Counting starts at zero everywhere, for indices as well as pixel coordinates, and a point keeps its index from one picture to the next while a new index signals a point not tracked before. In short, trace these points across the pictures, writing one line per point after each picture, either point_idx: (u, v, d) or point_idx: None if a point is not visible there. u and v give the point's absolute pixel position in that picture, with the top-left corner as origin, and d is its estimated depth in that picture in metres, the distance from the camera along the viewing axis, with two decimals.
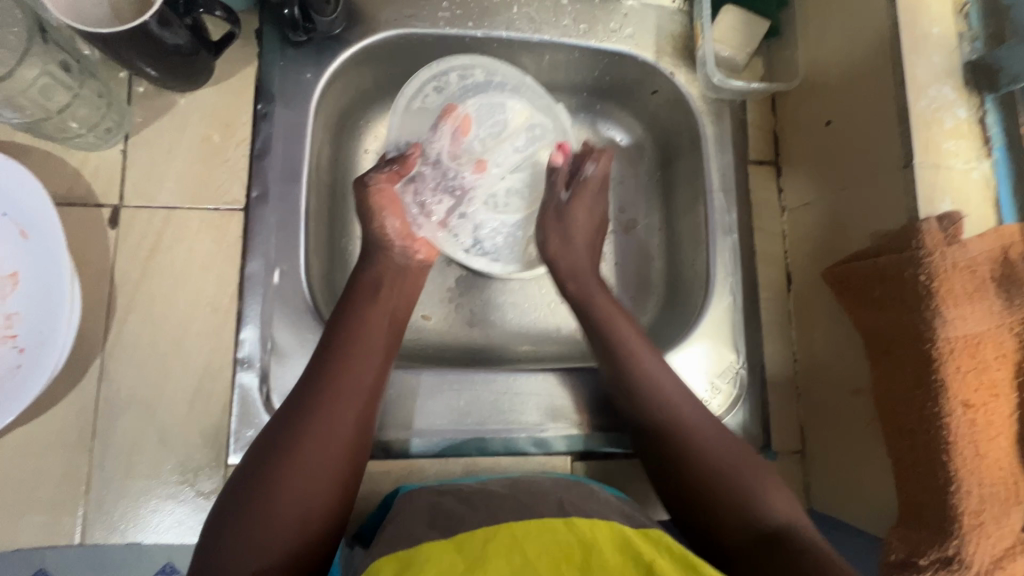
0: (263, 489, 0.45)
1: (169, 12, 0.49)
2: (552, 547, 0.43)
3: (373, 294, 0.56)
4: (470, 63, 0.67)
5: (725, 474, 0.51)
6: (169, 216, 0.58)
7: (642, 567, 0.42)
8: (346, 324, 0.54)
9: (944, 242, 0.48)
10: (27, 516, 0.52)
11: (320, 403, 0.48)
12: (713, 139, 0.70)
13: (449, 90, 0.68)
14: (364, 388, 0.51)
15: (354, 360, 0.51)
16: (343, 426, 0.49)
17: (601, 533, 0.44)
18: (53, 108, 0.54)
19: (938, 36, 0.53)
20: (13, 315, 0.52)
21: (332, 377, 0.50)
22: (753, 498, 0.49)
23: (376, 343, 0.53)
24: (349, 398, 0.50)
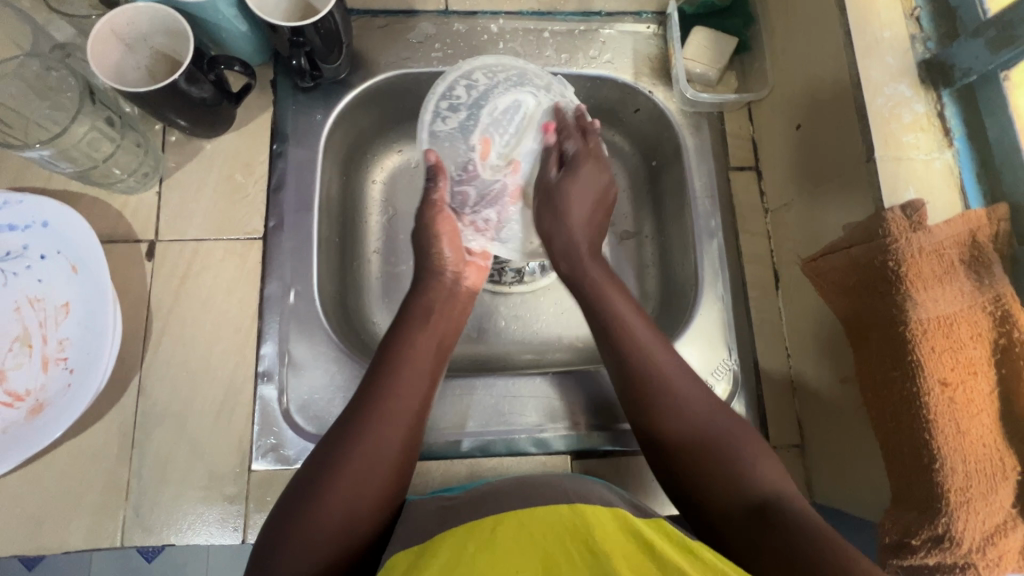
0: (310, 507, 0.47)
1: (196, 70, 0.57)
2: (557, 524, 0.44)
3: (422, 317, 0.61)
4: (469, 69, 0.63)
5: (706, 444, 0.52)
6: (198, 247, 0.65)
7: (644, 546, 0.42)
8: (395, 349, 0.57)
9: (909, 229, 0.50)
10: (75, 521, 0.57)
11: (367, 426, 0.51)
12: (694, 149, 0.74)
13: (460, 99, 0.63)
14: (409, 410, 0.53)
15: (401, 376, 0.54)
16: (391, 446, 0.51)
17: (604, 515, 0.45)
18: (99, 157, 0.62)
19: (891, 39, 0.57)
20: (65, 340, 0.59)
21: (380, 400, 0.52)
22: (742, 465, 0.50)
23: (425, 369, 0.57)
24: (398, 415, 0.52)
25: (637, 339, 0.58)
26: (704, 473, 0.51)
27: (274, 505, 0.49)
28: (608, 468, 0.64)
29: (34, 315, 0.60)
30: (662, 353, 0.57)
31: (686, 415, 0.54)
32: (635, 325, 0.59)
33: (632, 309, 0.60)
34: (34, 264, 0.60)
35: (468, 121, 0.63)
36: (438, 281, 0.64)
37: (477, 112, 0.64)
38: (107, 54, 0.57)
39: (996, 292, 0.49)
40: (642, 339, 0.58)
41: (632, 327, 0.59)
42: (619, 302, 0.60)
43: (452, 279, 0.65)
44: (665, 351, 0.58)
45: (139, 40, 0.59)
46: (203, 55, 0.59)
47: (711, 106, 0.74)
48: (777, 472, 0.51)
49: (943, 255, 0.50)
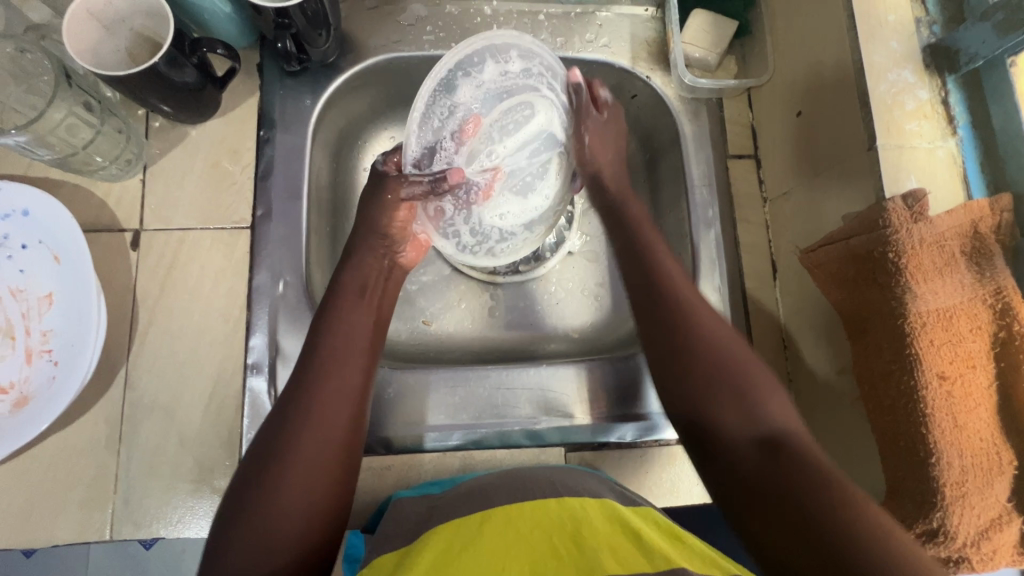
0: (260, 495, 0.45)
1: (177, 54, 0.55)
2: (545, 520, 0.43)
3: (354, 294, 0.58)
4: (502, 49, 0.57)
5: (723, 382, 0.50)
6: (184, 236, 0.63)
7: (630, 536, 0.41)
8: (327, 330, 0.54)
9: (911, 219, 0.49)
10: (62, 515, 0.56)
11: (307, 413, 0.49)
12: (692, 136, 0.72)
13: (510, 68, 0.59)
14: (349, 390, 0.51)
15: (336, 360, 0.52)
16: (337, 428, 0.49)
17: (591, 508, 0.44)
18: (78, 144, 0.60)
19: (895, 23, 0.55)
20: (48, 331, 0.58)
21: (318, 385, 0.50)
22: (753, 397, 0.49)
23: (363, 346, 0.55)
24: (338, 397, 0.50)
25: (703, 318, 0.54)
26: (722, 419, 0.49)
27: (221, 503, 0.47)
28: (602, 460, 0.64)
29: (17, 306, 0.59)
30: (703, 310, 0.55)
31: (711, 358, 0.51)
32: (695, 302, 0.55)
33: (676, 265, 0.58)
34: (15, 254, 0.59)
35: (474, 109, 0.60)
36: (373, 256, 0.61)
37: (497, 100, 0.60)
38: (85, 37, 0.55)
39: (997, 285, 0.48)
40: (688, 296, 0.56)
41: (690, 308, 0.55)
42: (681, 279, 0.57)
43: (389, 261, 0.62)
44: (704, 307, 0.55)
45: (119, 21, 0.57)
46: (185, 37, 0.56)
47: (710, 92, 0.73)
48: (787, 409, 0.49)
49: (944, 246, 0.49)
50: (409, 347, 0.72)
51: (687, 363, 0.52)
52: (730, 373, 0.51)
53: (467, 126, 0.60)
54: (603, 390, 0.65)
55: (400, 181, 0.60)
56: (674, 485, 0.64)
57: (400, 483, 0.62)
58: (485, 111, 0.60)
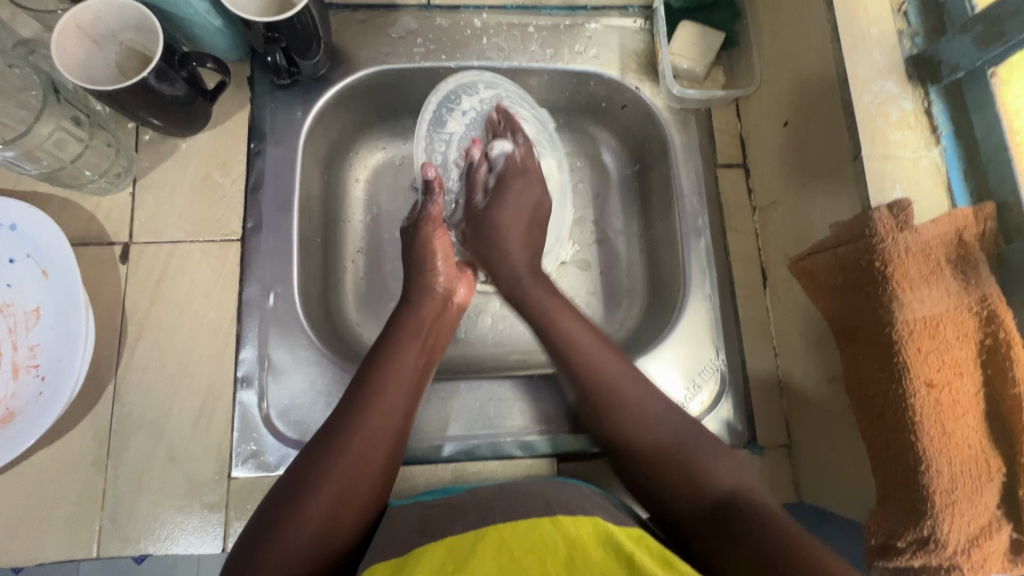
0: (288, 513, 0.46)
1: (167, 68, 0.56)
2: (538, 544, 0.42)
3: (411, 335, 0.59)
4: (473, 82, 0.70)
5: (667, 458, 0.52)
6: (174, 249, 0.63)
7: (623, 562, 0.41)
8: (379, 365, 0.55)
9: (897, 228, 0.49)
10: (49, 532, 0.56)
11: (352, 436, 0.50)
12: (681, 146, 0.73)
13: (462, 105, 0.71)
14: (392, 423, 0.52)
15: (389, 390, 0.53)
16: (371, 460, 0.50)
17: (585, 531, 0.44)
18: (67, 158, 0.60)
19: (879, 34, 0.56)
20: (36, 346, 0.57)
21: (363, 418, 0.51)
22: (695, 462, 0.51)
23: (410, 382, 0.55)
24: (377, 432, 0.51)
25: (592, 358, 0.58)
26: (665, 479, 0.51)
27: (252, 515, 0.47)
28: (595, 471, 0.64)
29: (4, 321, 0.58)
30: (624, 386, 0.56)
31: (649, 428, 0.54)
32: (607, 372, 0.57)
33: (579, 326, 0.60)
34: (3, 269, 0.59)
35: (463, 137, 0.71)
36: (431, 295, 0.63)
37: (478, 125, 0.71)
38: (75, 52, 0.55)
39: (982, 292, 0.48)
40: (613, 376, 0.57)
41: (616, 379, 0.57)
42: (590, 348, 0.58)
43: (444, 296, 0.63)
44: (638, 387, 0.56)
45: (108, 36, 0.57)
46: (175, 52, 0.57)
47: (698, 103, 0.73)
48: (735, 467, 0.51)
49: (930, 254, 0.49)
50: None
51: (624, 419, 0.55)
52: (660, 447, 0.53)
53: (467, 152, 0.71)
54: None
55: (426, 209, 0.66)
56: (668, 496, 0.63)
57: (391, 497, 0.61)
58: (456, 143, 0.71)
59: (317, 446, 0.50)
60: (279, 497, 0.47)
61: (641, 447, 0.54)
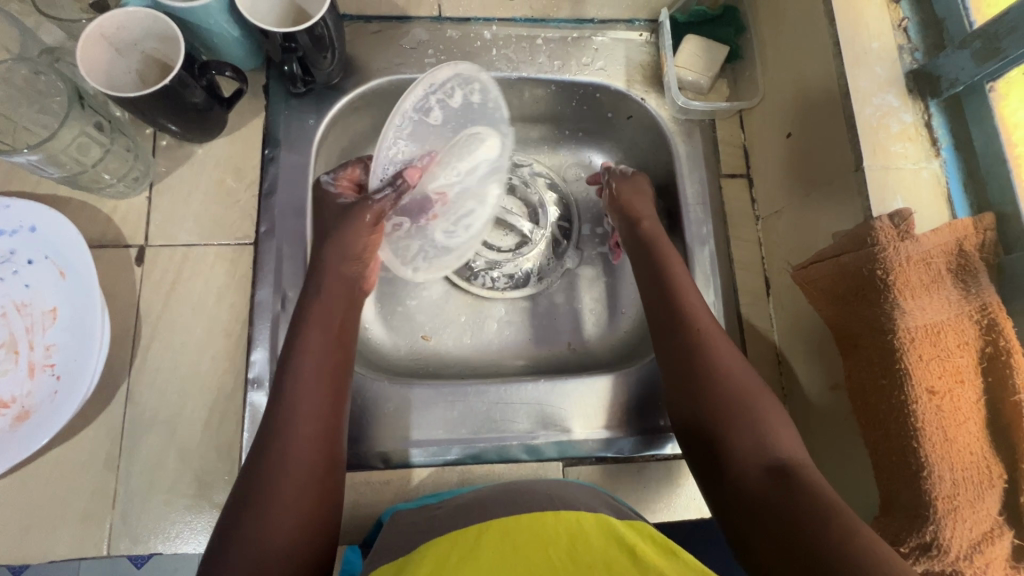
0: (249, 525, 0.45)
1: (187, 75, 0.57)
2: (540, 534, 0.43)
3: (318, 328, 0.56)
4: (472, 77, 0.61)
5: (734, 401, 0.54)
6: (188, 252, 0.64)
7: (625, 550, 0.42)
8: (292, 367, 0.53)
9: (897, 238, 0.51)
10: (62, 530, 0.56)
11: (281, 448, 0.49)
12: (686, 156, 0.74)
13: (452, 103, 0.61)
14: (319, 427, 0.51)
15: (303, 394, 0.52)
16: (312, 461, 0.50)
17: (586, 523, 0.45)
18: (88, 162, 0.61)
19: (879, 49, 0.57)
20: (52, 345, 0.58)
21: (288, 429, 0.50)
22: (765, 425, 0.53)
23: (322, 375, 0.54)
24: (307, 435, 0.50)
25: (707, 336, 0.59)
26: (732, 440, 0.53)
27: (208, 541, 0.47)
28: (601, 475, 0.64)
29: (21, 321, 0.59)
30: (720, 337, 0.59)
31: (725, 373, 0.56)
32: (715, 333, 0.59)
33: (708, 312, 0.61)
34: (21, 269, 0.60)
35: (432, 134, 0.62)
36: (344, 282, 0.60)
37: (456, 121, 0.63)
38: (97, 59, 0.57)
39: (982, 301, 0.49)
40: (705, 321, 0.60)
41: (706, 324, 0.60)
42: (702, 314, 0.60)
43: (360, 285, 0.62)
44: (729, 344, 0.59)
45: (129, 44, 0.59)
46: (195, 61, 0.59)
47: (703, 114, 0.75)
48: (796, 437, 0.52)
49: (930, 264, 0.50)
50: (408, 364, 0.73)
51: (700, 373, 0.56)
52: (726, 382, 0.56)
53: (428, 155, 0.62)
54: (620, 404, 0.66)
55: (367, 205, 0.59)
56: (673, 499, 0.64)
57: (398, 498, 0.62)
58: (424, 144, 0.61)
59: (253, 462, 0.49)
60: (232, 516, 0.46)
61: (725, 376, 0.56)
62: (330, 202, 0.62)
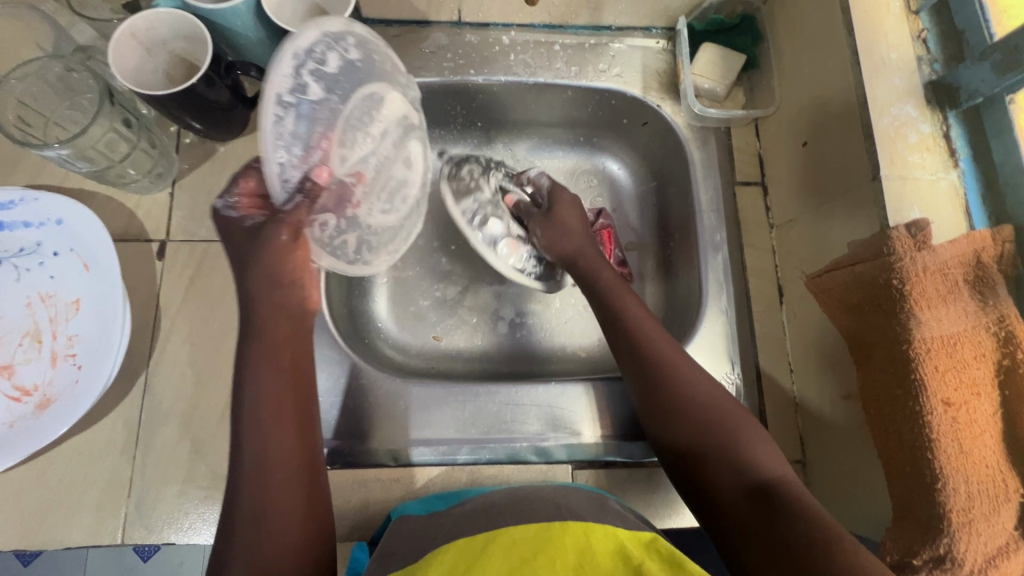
0: (235, 563, 0.44)
1: (213, 75, 0.58)
2: (548, 547, 0.42)
3: (270, 356, 0.52)
4: (343, 31, 0.52)
5: (704, 421, 0.55)
6: (208, 247, 0.66)
7: (631, 569, 0.41)
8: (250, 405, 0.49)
9: (914, 248, 0.50)
10: (77, 517, 0.57)
11: (259, 487, 0.46)
12: (701, 162, 0.74)
13: (329, 70, 0.50)
14: (293, 460, 0.48)
15: (269, 431, 0.48)
16: (294, 499, 0.47)
17: (595, 536, 0.44)
18: (115, 157, 0.63)
19: (898, 60, 0.58)
20: (74, 336, 0.60)
21: (258, 468, 0.47)
22: (737, 443, 0.53)
23: (285, 409, 0.50)
24: (279, 477, 0.47)
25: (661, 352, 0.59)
26: (707, 459, 0.53)
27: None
28: (609, 479, 0.64)
29: (44, 311, 0.61)
30: (677, 355, 0.60)
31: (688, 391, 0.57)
32: (674, 353, 0.60)
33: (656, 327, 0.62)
34: (47, 261, 0.61)
35: (324, 109, 0.51)
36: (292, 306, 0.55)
37: (340, 86, 0.52)
38: (127, 57, 0.58)
39: (1000, 313, 0.49)
40: (666, 349, 0.60)
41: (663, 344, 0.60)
42: (653, 332, 0.61)
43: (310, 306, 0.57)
44: (687, 359, 0.59)
45: (159, 43, 0.60)
46: (221, 60, 0.60)
47: (718, 121, 0.75)
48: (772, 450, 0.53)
49: (947, 275, 0.50)
50: (419, 364, 0.74)
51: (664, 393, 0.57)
52: (697, 403, 0.56)
53: (329, 136, 0.52)
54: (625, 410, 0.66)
55: (279, 220, 0.51)
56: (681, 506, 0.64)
57: (407, 496, 0.62)
58: (318, 125, 0.51)
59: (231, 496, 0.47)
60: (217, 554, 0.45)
61: (693, 398, 0.56)
62: (236, 228, 0.54)
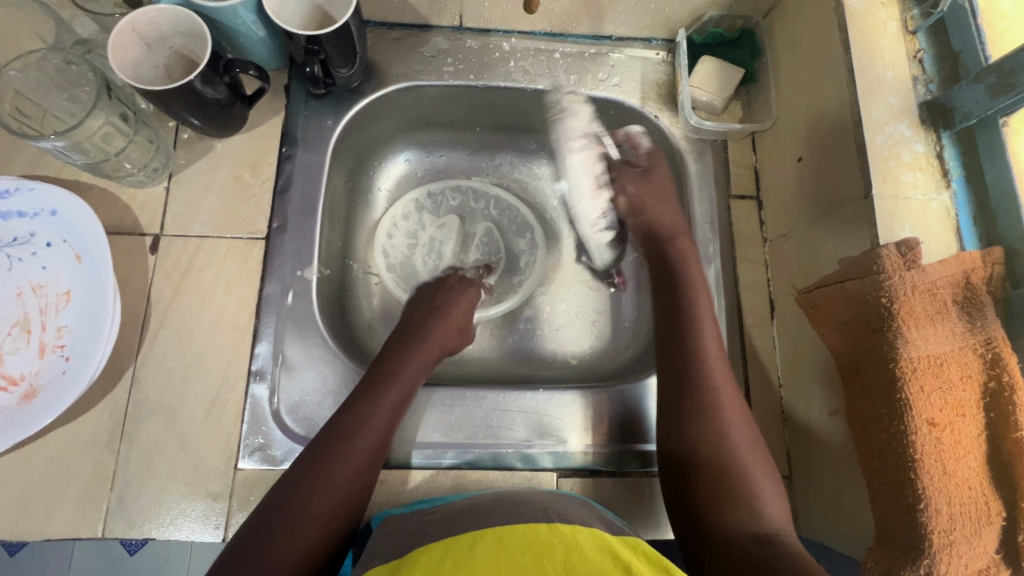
0: (269, 548, 0.47)
1: (212, 72, 0.59)
2: (537, 543, 0.43)
3: (391, 385, 0.59)
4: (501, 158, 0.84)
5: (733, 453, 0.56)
6: (201, 243, 0.66)
7: (619, 566, 0.41)
8: (355, 421, 0.55)
9: (903, 267, 0.51)
10: (58, 509, 0.57)
11: (323, 485, 0.51)
12: (696, 174, 0.75)
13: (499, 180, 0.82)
14: (361, 472, 0.53)
15: (356, 441, 0.54)
16: (344, 507, 0.51)
17: (582, 536, 0.45)
18: (111, 151, 0.62)
19: (893, 79, 0.58)
20: (63, 327, 0.60)
21: (332, 469, 0.52)
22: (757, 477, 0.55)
23: (376, 432, 0.55)
24: (343, 482, 0.52)
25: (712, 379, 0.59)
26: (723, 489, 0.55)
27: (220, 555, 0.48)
28: (594, 488, 0.64)
29: (34, 301, 0.61)
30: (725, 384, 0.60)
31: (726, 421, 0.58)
32: (722, 381, 0.60)
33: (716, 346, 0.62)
34: (39, 252, 0.61)
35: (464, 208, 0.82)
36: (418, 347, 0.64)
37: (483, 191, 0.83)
38: (126, 52, 0.58)
39: (987, 335, 0.49)
40: (718, 381, 0.60)
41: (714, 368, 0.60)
42: (714, 353, 0.61)
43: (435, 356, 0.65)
44: (730, 388, 0.60)
45: (160, 39, 0.60)
46: (221, 58, 0.60)
47: (715, 134, 0.75)
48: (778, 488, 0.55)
49: (936, 294, 0.50)
50: None
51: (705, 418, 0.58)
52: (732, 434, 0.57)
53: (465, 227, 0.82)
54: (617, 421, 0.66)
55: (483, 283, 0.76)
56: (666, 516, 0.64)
57: (390, 499, 0.62)
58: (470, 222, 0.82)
59: (292, 481, 0.51)
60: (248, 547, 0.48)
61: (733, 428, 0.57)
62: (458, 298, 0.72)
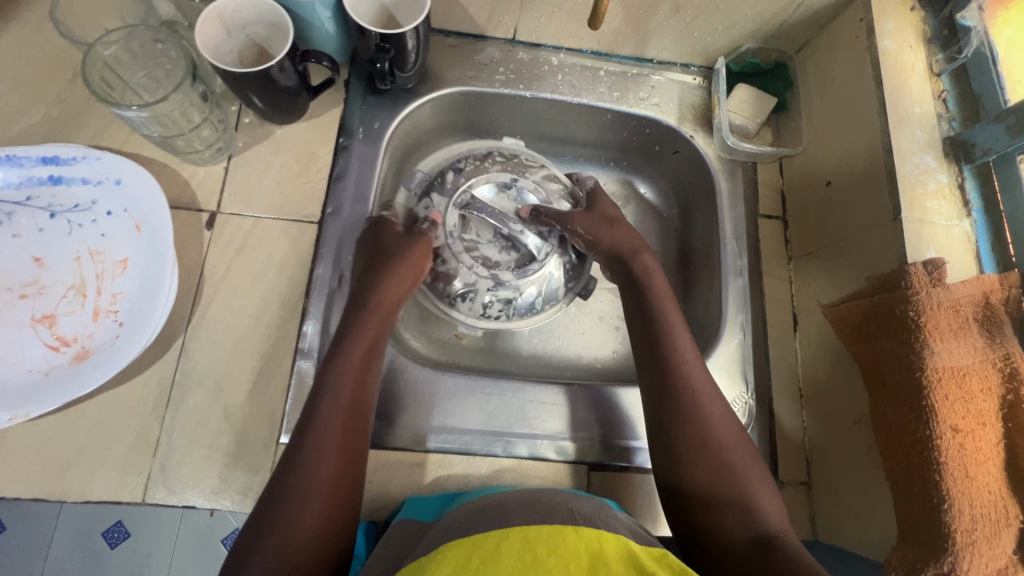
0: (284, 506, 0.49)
1: (289, 60, 0.62)
2: (563, 549, 0.44)
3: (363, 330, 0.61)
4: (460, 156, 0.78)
5: (717, 442, 0.59)
6: (256, 222, 0.68)
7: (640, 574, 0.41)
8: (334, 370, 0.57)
9: (930, 284, 0.54)
10: (99, 472, 0.57)
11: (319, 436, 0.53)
12: (727, 193, 0.79)
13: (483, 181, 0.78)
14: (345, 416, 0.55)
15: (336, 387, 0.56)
16: (343, 458, 0.53)
17: (608, 543, 0.45)
18: (186, 126, 0.66)
19: (920, 115, 0.63)
20: (119, 293, 0.61)
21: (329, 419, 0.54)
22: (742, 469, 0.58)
23: (354, 377, 0.57)
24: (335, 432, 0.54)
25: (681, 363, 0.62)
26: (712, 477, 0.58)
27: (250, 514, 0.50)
28: (623, 483, 0.66)
29: (92, 267, 0.62)
30: (696, 368, 0.63)
31: (698, 408, 0.60)
32: (693, 366, 0.63)
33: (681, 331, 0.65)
34: (99, 219, 0.63)
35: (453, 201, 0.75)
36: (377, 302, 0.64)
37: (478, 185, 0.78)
38: (211, 36, 0.61)
39: (1006, 351, 0.53)
40: (691, 367, 0.62)
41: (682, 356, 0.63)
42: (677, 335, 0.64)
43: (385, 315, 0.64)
44: (701, 373, 0.63)
45: (239, 27, 0.63)
46: (297, 49, 0.63)
47: (746, 156, 0.80)
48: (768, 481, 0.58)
49: (958, 311, 0.54)
50: (439, 356, 0.75)
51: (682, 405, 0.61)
52: (706, 422, 0.60)
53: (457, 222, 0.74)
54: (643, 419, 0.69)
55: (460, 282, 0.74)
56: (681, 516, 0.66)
57: (426, 483, 0.63)
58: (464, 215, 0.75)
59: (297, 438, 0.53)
60: (268, 504, 0.50)
61: (705, 414, 0.60)
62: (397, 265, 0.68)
